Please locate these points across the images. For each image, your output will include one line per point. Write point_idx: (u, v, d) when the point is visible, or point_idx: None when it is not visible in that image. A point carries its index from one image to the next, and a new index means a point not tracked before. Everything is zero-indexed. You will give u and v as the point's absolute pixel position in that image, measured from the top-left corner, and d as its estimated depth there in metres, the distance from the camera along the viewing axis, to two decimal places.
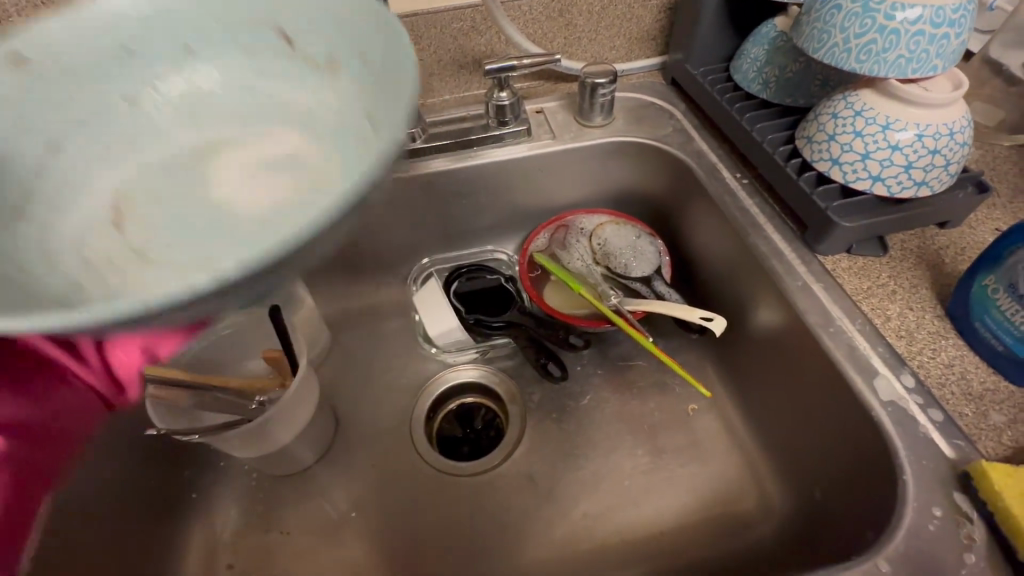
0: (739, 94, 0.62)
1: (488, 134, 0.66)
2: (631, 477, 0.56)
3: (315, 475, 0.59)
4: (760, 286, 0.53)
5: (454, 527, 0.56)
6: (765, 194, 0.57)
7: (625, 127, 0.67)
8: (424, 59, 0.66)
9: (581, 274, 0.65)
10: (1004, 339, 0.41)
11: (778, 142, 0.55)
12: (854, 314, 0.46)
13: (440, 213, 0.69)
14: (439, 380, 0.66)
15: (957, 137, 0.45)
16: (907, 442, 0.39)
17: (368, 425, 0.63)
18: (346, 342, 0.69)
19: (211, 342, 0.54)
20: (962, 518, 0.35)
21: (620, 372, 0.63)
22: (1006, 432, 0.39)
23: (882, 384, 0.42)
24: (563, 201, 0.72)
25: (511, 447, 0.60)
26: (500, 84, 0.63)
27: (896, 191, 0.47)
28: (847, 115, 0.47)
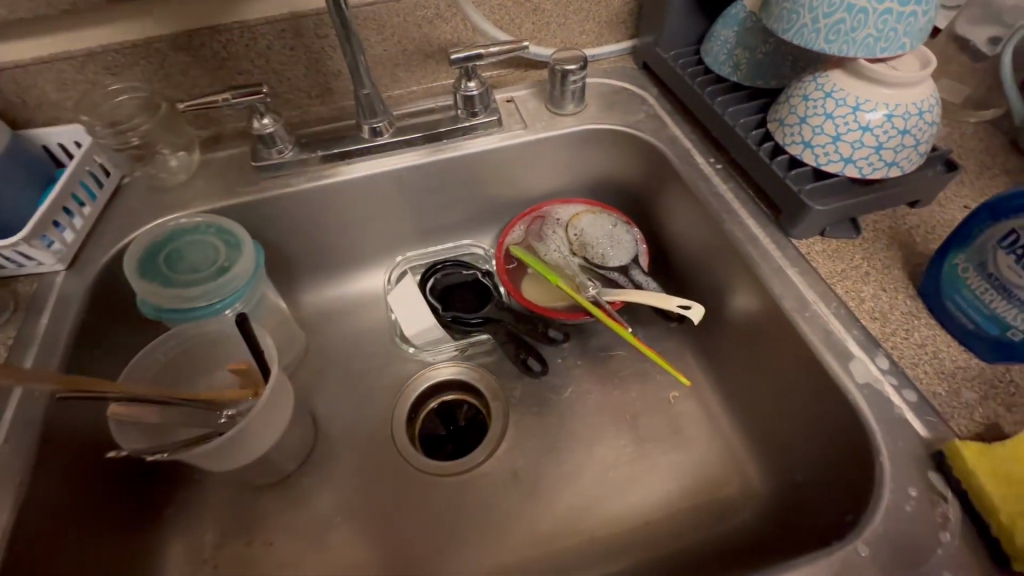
0: (711, 78, 0.61)
1: (458, 126, 0.64)
2: (615, 468, 0.56)
3: (295, 483, 0.58)
4: (735, 272, 0.53)
5: (440, 527, 0.55)
6: (739, 179, 0.56)
7: (597, 114, 0.66)
8: (388, 50, 0.64)
9: (558, 265, 0.64)
10: (974, 317, 0.41)
11: (750, 125, 0.55)
12: (829, 298, 0.46)
13: (412, 208, 0.68)
14: (419, 379, 0.64)
15: (925, 117, 0.45)
16: (883, 424, 0.39)
17: (347, 429, 0.62)
18: (322, 345, 0.67)
19: (177, 353, 0.51)
20: (937, 497, 0.36)
21: (601, 363, 0.63)
22: (978, 409, 0.39)
23: (857, 367, 0.42)
24: (538, 191, 0.71)
25: (494, 444, 0.59)
26: (467, 74, 0.62)
27: (868, 172, 0.47)
28: (817, 96, 0.47)
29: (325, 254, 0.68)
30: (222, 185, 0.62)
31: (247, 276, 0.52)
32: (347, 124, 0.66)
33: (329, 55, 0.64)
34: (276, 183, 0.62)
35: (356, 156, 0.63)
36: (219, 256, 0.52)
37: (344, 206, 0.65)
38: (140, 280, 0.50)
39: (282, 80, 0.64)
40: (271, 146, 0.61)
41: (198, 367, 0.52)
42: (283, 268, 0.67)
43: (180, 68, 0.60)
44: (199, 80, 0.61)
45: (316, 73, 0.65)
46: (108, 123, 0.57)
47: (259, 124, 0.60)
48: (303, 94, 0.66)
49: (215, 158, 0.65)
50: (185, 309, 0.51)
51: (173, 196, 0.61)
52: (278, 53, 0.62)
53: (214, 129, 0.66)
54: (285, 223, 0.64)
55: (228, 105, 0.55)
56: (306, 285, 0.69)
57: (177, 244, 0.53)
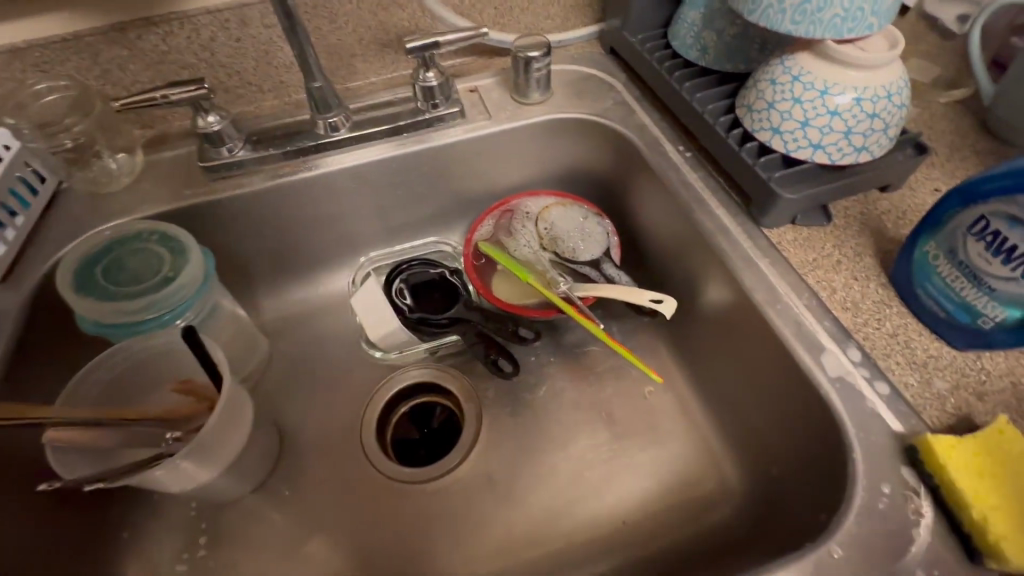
0: (678, 62, 0.59)
1: (419, 119, 0.61)
2: (591, 468, 0.55)
3: (261, 498, 0.56)
4: (707, 263, 0.52)
5: (413, 537, 0.53)
6: (709, 166, 0.55)
7: (563, 102, 0.64)
8: (342, 39, 0.61)
9: (528, 261, 0.62)
10: (946, 305, 0.40)
11: (719, 111, 0.53)
12: (800, 289, 0.45)
13: (375, 206, 0.65)
14: (389, 382, 0.62)
15: (895, 99, 0.44)
16: (855, 418, 0.38)
17: (315, 439, 0.59)
18: (286, 351, 0.65)
19: (122, 370, 0.47)
20: (910, 492, 0.35)
21: (575, 360, 0.61)
22: (950, 399, 0.38)
23: (829, 360, 0.41)
24: (506, 184, 0.68)
25: (467, 448, 0.57)
26: (425, 64, 0.59)
27: (837, 158, 0.45)
28: (785, 81, 0.45)
29: (285, 257, 0.65)
30: (169, 188, 0.58)
31: (196, 284, 0.49)
32: (302, 120, 0.62)
33: (279, 46, 0.60)
34: (227, 185, 0.58)
35: (313, 153, 0.60)
36: (164, 264, 0.49)
37: (302, 207, 0.61)
38: (76, 297, 0.46)
39: (230, 73, 0.60)
40: (220, 145, 0.58)
41: (149, 384, 0.49)
42: (241, 273, 0.64)
43: (116, 63, 0.56)
44: (138, 76, 0.57)
45: (266, 65, 0.61)
46: (36, 122, 0.53)
47: (204, 121, 0.56)
48: (254, 89, 0.63)
49: (161, 159, 0.61)
50: (130, 324, 0.48)
51: (116, 201, 0.58)
52: (223, 45, 0.58)
53: (160, 128, 0.62)
54: (240, 226, 0.60)
55: (167, 102, 0.52)
56: (268, 290, 0.66)
57: (118, 254, 0.50)
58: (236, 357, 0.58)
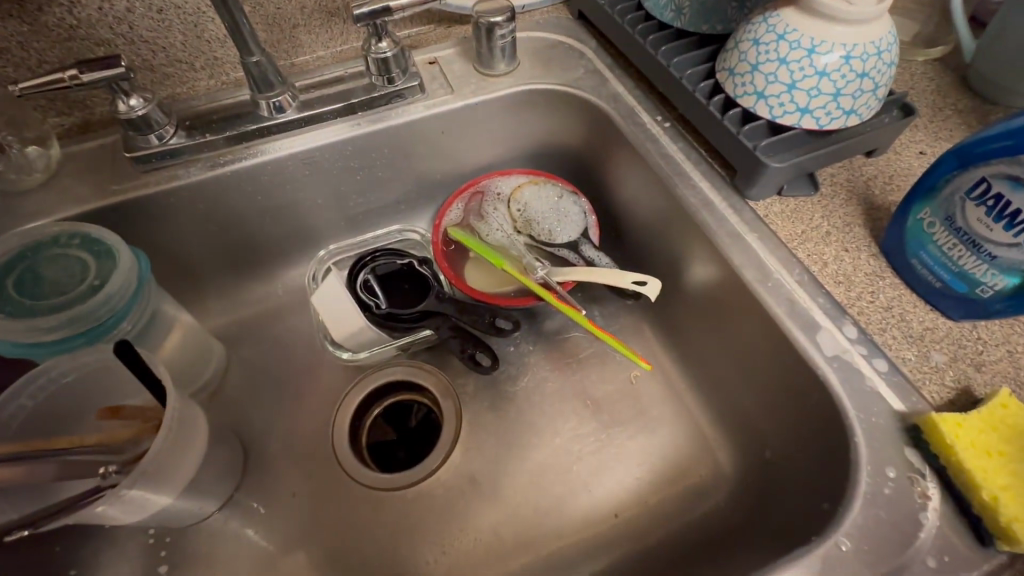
0: (652, 25, 0.55)
1: (376, 95, 0.56)
2: (580, 461, 0.52)
3: (227, 518, 0.51)
4: (692, 241, 0.49)
5: (396, 546, 0.50)
6: (689, 137, 0.52)
7: (531, 72, 0.59)
8: (281, 7, 0.54)
9: (501, 246, 0.58)
10: (941, 275, 0.38)
11: (698, 77, 0.49)
12: (791, 264, 0.43)
13: (333, 194, 0.60)
14: (360, 384, 0.57)
15: (884, 57, 0.41)
16: (855, 399, 0.36)
17: (283, 450, 0.55)
18: (245, 357, 0.60)
19: (49, 395, 0.43)
20: (916, 474, 0.33)
21: (556, 348, 0.58)
22: (949, 372, 0.37)
23: (825, 338, 0.39)
24: (474, 164, 0.64)
25: (449, 447, 0.54)
26: (377, 33, 0.53)
27: (825, 123, 0.43)
28: (769, 40, 0.42)
29: (236, 254, 0.59)
30: (94, 183, 0.52)
31: (128, 291, 0.44)
32: (242, 101, 0.56)
33: (209, 17, 0.53)
34: (161, 177, 0.52)
35: (257, 137, 0.54)
36: (88, 272, 0.43)
37: (250, 198, 0.56)
38: None
39: (155, 50, 0.53)
40: (147, 131, 0.51)
41: (82, 407, 0.44)
42: (187, 275, 0.58)
43: (16, 41, 0.48)
44: (45, 56, 0.50)
45: (196, 40, 0.54)
46: None
47: (125, 105, 0.49)
48: (185, 67, 0.56)
49: (82, 150, 0.54)
50: (59, 340, 0.42)
51: (33, 200, 0.51)
52: (142, 17, 0.51)
53: (80, 114, 0.55)
54: (179, 222, 0.54)
55: (79, 84, 0.44)
56: (220, 291, 0.61)
57: (32, 263, 0.43)
58: (187, 368, 0.53)
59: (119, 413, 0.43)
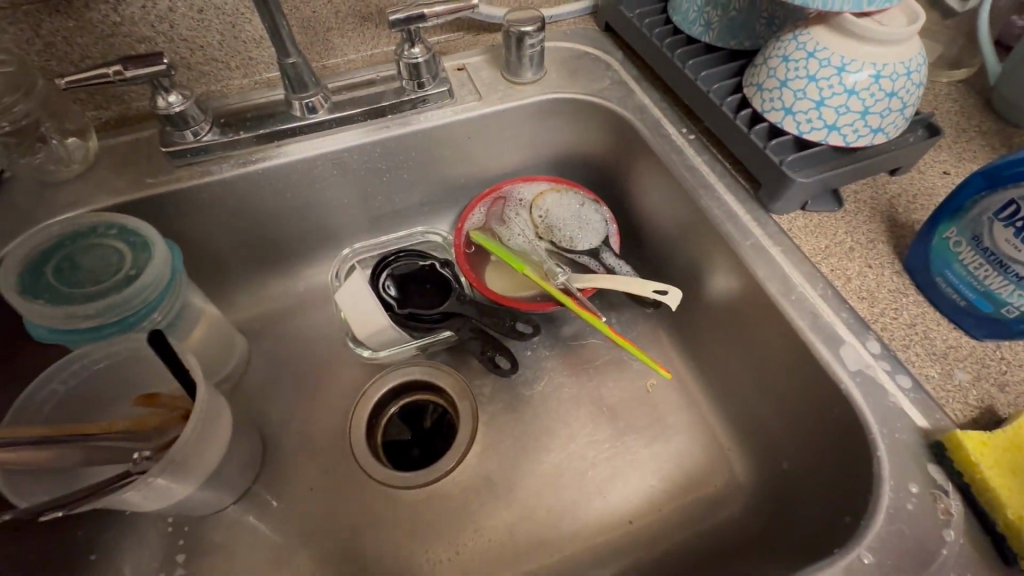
0: (680, 39, 0.55)
1: (405, 99, 0.57)
2: (595, 466, 0.53)
3: (245, 510, 0.52)
4: (714, 252, 0.49)
5: (410, 544, 0.51)
6: (714, 150, 0.52)
7: (558, 82, 0.60)
8: (316, 11, 0.55)
9: (523, 251, 0.59)
10: (966, 294, 0.39)
11: (725, 91, 0.50)
12: (815, 278, 0.43)
13: (358, 194, 0.61)
14: (378, 382, 0.58)
15: (913, 77, 0.41)
16: (878, 414, 0.36)
17: (301, 445, 0.55)
18: (266, 352, 0.60)
19: (80, 380, 0.43)
20: (938, 491, 0.33)
21: (574, 354, 0.59)
22: (972, 391, 0.37)
23: (849, 353, 0.39)
24: (498, 169, 0.64)
25: (465, 448, 0.55)
26: (410, 39, 0.54)
27: (852, 140, 0.43)
28: (799, 57, 0.42)
29: (261, 250, 0.60)
30: (129, 176, 0.53)
31: (162, 282, 0.45)
32: (275, 100, 0.57)
33: (247, 19, 0.54)
34: (194, 171, 0.53)
35: (287, 137, 0.55)
36: (125, 262, 0.44)
37: (279, 196, 0.57)
38: (31, 303, 0.41)
39: (192, 49, 0.55)
40: (183, 127, 0.53)
41: (111, 394, 0.45)
42: (214, 268, 0.59)
43: (60, 36, 0.49)
44: (87, 51, 0.51)
45: (233, 40, 0.55)
46: None
47: (163, 101, 0.51)
48: (220, 66, 0.57)
49: (119, 144, 0.55)
50: (95, 326, 0.43)
51: (69, 191, 0.52)
52: (183, 16, 0.52)
53: (117, 109, 0.56)
54: (208, 217, 0.55)
55: (122, 79, 0.46)
56: (244, 286, 0.62)
57: (69, 252, 0.44)
58: (211, 360, 0.54)
59: (154, 401, 0.44)
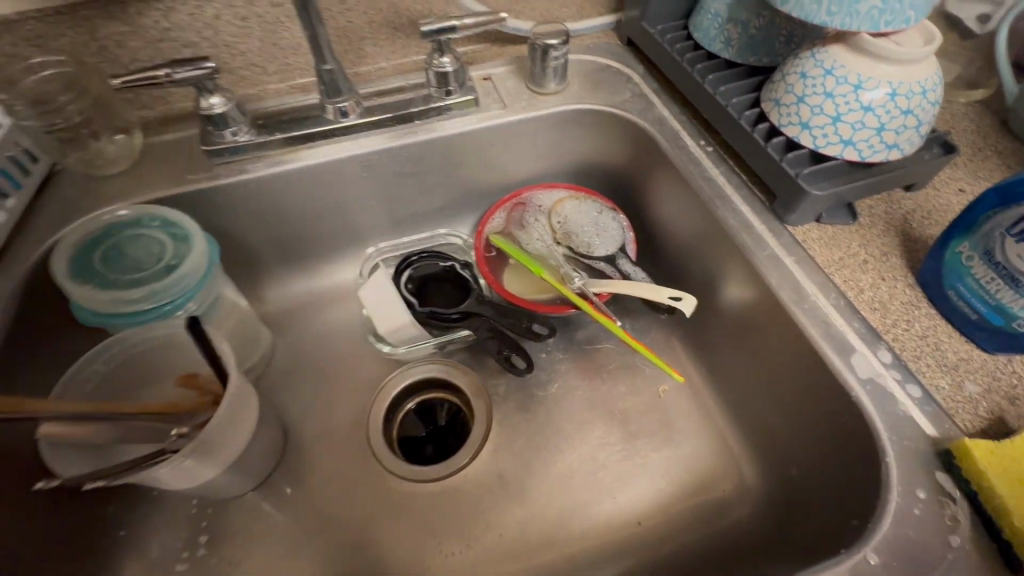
0: (700, 54, 0.57)
1: (431, 106, 0.59)
2: (605, 468, 0.54)
3: (265, 495, 0.54)
4: (729, 261, 0.51)
5: (423, 536, 0.52)
6: (731, 162, 0.54)
7: (580, 93, 0.62)
8: (351, 21, 0.58)
9: (541, 255, 0.61)
10: (978, 307, 0.39)
11: (743, 105, 0.52)
12: (828, 288, 0.44)
13: (384, 196, 0.63)
14: (396, 378, 0.60)
15: (929, 96, 0.43)
16: (887, 422, 0.37)
17: (320, 435, 0.57)
18: (290, 344, 0.63)
19: (120, 362, 0.46)
20: (946, 498, 0.34)
21: (588, 357, 0.60)
22: (982, 403, 0.38)
23: (860, 362, 0.40)
24: (518, 176, 0.66)
25: (478, 445, 0.56)
26: (440, 49, 0.57)
27: (868, 155, 0.44)
28: (816, 74, 0.44)
29: (289, 246, 0.63)
30: (170, 172, 0.56)
31: (200, 273, 0.47)
32: (309, 104, 0.60)
33: (286, 27, 0.57)
34: (231, 169, 0.56)
35: (320, 139, 0.58)
36: (166, 252, 0.47)
37: (309, 195, 0.59)
38: (78, 287, 0.44)
39: (233, 54, 0.58)
40: (223, 127, 0.55)
41: (147, 376, 0.48)
42: (244, 262, 0.62)
43: (114, 39, 0.53)
44: (137, 54, 0.54)
45: (272, 46, 0.58)
46: (30, 100, 0.51)
47: (206, 103, 0.53)
48: (258, 70, 0.60)
49: (162, 142, 0.58)
50: (134, 311, 0.45)
51: (114, 185, 0.55)
52: (227, 23, 0.55)
53: (161, 109, 0.59)
54: (241, 213, 0.58)
55: (170, 82, 0.49)
56: (271, 280, 0.64)
57: (116, 241, 0.47)
58: (238, 350, 0.56)
59: (192, 380, 0.46)
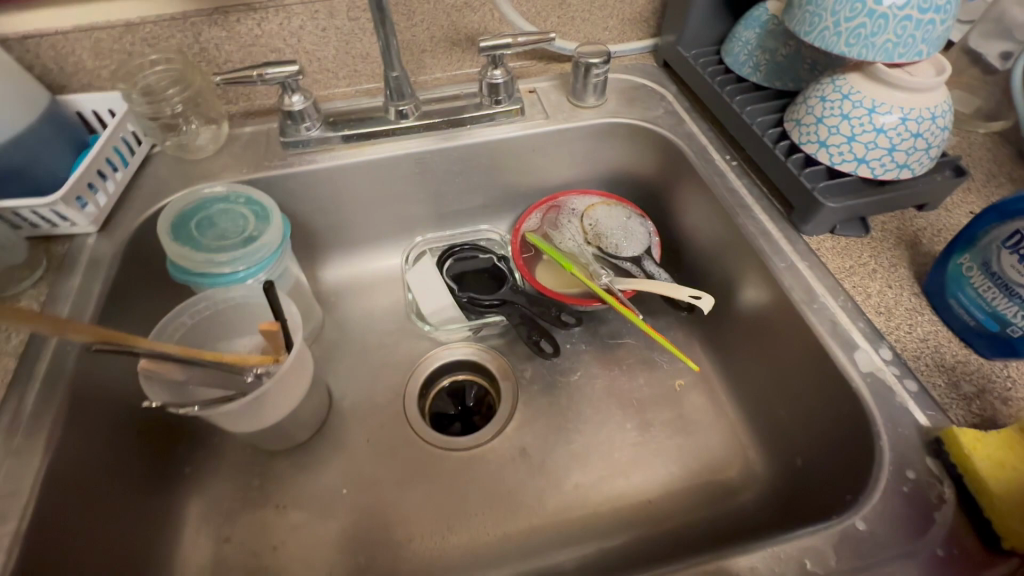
0: (730, 77, 0.62)
1: (482, 113, 0.66)
2: (621, 450, 0.58)
3: (310, 451, 0.59)
4: (747, 265, 0.55)
5: (450, 498, 0.56)
6: (753, 175, 0.58)
7: (616, 109, 0.68)
8: (416, 35, 0.66)
9: (572, 253, 0.66)
10: (976, 314, 0.43)
11: (767, 124, 0.57)
12: (837, 292, 0.48)
13: (433, 192, 0.69)
14: (431, 358, 0.66)
15: (938, 122, 0.47)
16: (885, 411, 0.41)
17: (361, 401, 0.63)
18: (338, 320, 0.69)
19: (204, 317, 0.53)
20: (934, 480, 0.38)
21: (610, 350, 0.64)
22: (975, 401, 0.41)
23: (862, 357, 0.44)
24: (555, 181, 0.72)
25: (503, 423, 0.61)
26: (494, 62, 0.63)
27: (880, 173, 0.49)
28: (835, 98, 0.48)
29: (345, 232, 0.70)
30: (250, 159, 0.64)
31: (274, 247, 0.54)
32: (373, 107, 0.67)
33: (359, 38, 0.65)
34: (302, 159, 0.63)
35: (381, 137, 0.65)
36: (249, 225, 0.54)
37: (367, 186, 0.66)
38: (172, 243, 0.52)
39: (312, 59, 0.65)
40: (299, 123, 0.63)
41: (223, 331, 0.55)
42: (305, 243, 0.69)
43: (214, 43, 0.61)
44: (231, 56, 0.63)
45: (346, 55, 0.66)
46: (143, 91, 0.58)
47: (289, 100, 0.61)
48: (331, 75, 0.68)
49: (244, 133, 0.66)
50: (224, 274, 0.52)
51: (202, 167, 0.63)
52: (310, 33, 0.63)
53: (243, 104, 0.68)
54: (307, 198, 0.65)
55: (262, 81, 0.56)
56: (326, 262, 0.71)
57: (208, 213, 0.55)
58: None
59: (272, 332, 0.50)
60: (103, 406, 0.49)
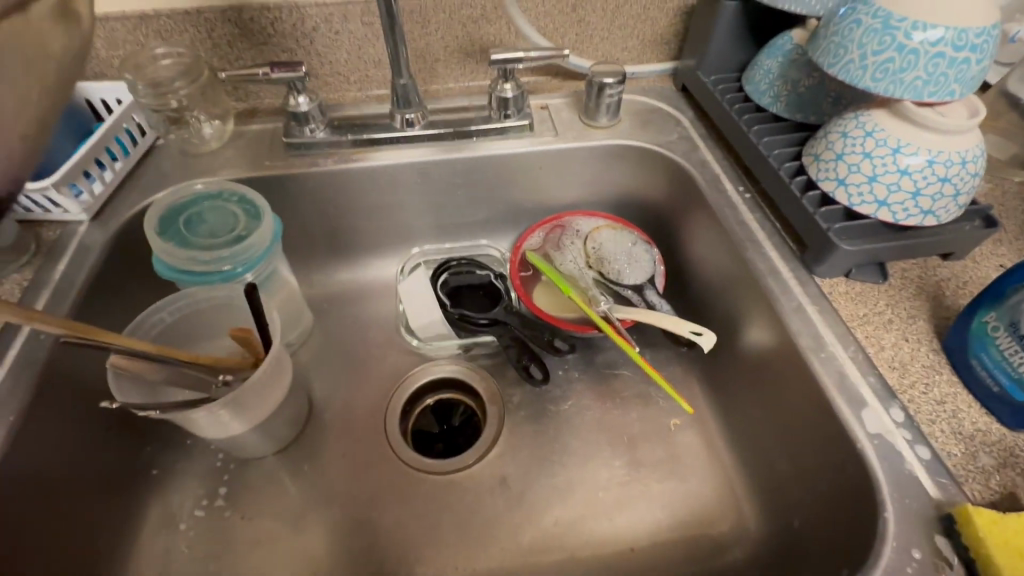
0: (749, 106, 0.60)
1: (491, 126, 0.64)
2: (607, 490, 0.54)
3: (282, 461, 0.57)
4: (753, 305, 0.52)
5: (423, 525, 0.54)
6: (766, 209, 0.55)
7: (629, 131, 0.66)
8: (429, 44, 0.65)
9: (572, 276, 0.63)
10: (1000, 379, 0.39)
11: (785, 157, 0.54)
12: (847, 341, 0.45)
13: (434, 203, 0.68)
14: (418, 374, 0.63)
15: (969, 167, 0.43)
16: (891, 479, 0.37)
17: (342, 414, 0.61)
18: (328, 327, 0.67)
19: (183, 314, 0.52)
20: (942, 562, 0.34)
21: (605, 381, 0.61)
22: (994, 475, 0.37)
23: (870, 416, 0.40)
24: (561, 201, 0.70)
25: (485, 449, 0.58)
26: (504, 77, 0.62)
27: (901, 218, 0.45)
28: (857, 134, 0.45)
29: (342, 237, 0.68)
30: (252, 158, 0.63)
31: (264, 246, 0.52)
32: (380, 113, 0.66)
33: (372, 43, 0.64)
34: (303, 161, 0.62)
35: (385, 143, 0.63)
36: (239, 223, 0.53)
37: (368, 193, 0.65)
38: (157, 238, 0.50)
39: (323, 62, 0.65)
40: (303, 124, 0.62)
41: (202, 331, 0.53)
42: (301, 246, 0.67)
43: (226, 40, 0.61)
44: (242, 54, 0.62)
45: (357, 59, 0.65)
46: (150, 82, 0.57)
47: (294, 101, 0.60)
48: (342, 79, 0.67)
49: (249, 130, 0.66)
50: (205, 272, 0.51)
51: (203, 163, 0.62)
52: (322, 36, 0.62)
53: (251, 103, 0.67)
54: (305, 201, 0.64)
55: (266, 79, 0.55)
56: (321, 267, 0.69)
57: (199, 208, 0.54)
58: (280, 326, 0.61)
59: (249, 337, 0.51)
60: (70, 401, 0.48)
